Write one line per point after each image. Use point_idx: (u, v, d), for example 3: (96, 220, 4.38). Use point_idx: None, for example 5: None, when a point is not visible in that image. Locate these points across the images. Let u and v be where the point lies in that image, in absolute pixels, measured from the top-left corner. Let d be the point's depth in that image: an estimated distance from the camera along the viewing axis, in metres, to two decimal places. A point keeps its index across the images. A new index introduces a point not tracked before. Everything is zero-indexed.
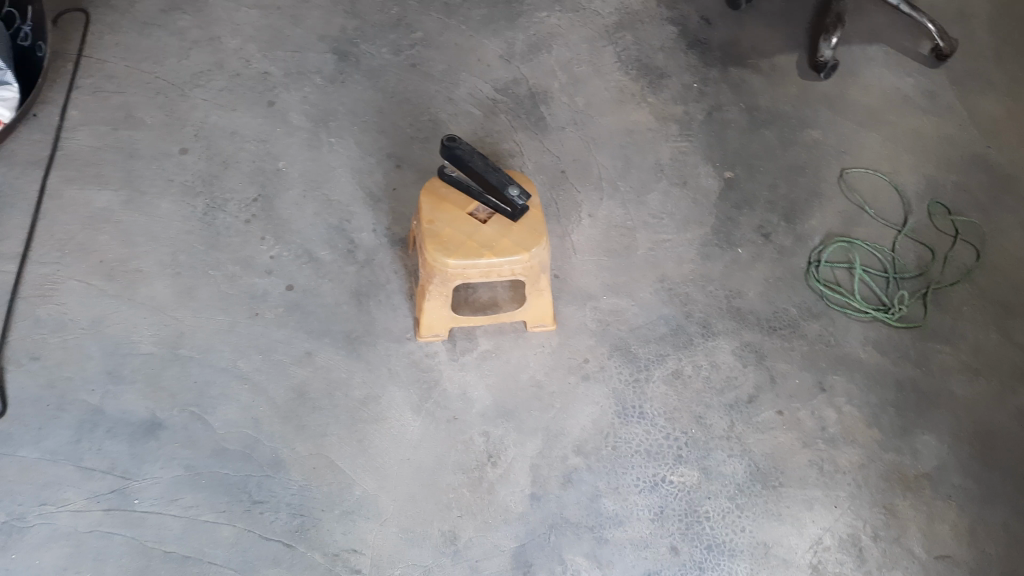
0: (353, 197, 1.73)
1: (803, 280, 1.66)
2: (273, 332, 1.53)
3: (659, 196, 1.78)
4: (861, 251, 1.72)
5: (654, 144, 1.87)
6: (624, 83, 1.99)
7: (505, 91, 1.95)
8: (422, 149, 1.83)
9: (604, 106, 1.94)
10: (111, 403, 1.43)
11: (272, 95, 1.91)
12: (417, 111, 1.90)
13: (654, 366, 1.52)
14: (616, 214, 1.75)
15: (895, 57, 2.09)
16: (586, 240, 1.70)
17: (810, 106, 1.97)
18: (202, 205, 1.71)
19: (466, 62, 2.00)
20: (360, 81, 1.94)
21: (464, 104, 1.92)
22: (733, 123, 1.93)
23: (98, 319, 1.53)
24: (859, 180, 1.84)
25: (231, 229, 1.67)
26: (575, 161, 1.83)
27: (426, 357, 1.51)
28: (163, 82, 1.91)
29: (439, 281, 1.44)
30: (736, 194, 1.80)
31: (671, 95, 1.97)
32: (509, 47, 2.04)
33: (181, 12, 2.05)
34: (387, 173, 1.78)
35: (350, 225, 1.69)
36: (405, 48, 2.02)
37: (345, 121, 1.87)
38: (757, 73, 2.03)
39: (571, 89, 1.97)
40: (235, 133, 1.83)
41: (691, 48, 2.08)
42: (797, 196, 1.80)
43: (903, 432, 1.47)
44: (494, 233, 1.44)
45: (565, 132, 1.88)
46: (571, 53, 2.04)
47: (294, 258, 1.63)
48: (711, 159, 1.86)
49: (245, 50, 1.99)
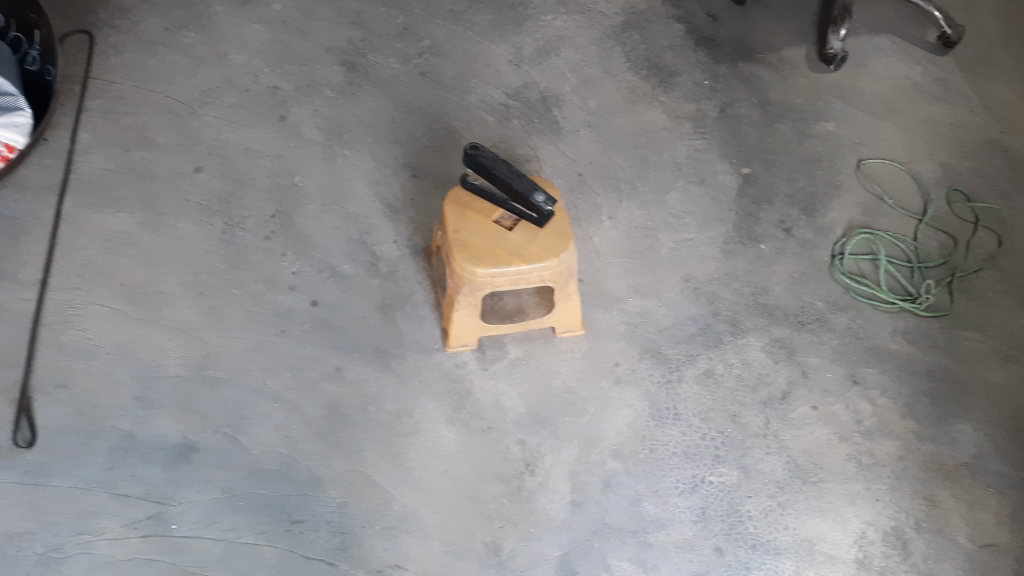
0: (372, 209, 1.72)
1: (828, 273, 1.66)
2: (301, 349, 1.52)
3: (679, 195, 1.78)
4: (884, 241, 1.71)
5: (670, 143, 1.87)
6: (635, 83, 1.99)
7: (516, 96, 1.94)
8: (438, 158, 1.82)
9: (617, 107, 1.93)
10: (142, 428, 1.42)
11: (283, 109, 1.90)
12: (430, 120, 1.89)
13: (686, 367, 1.52)
14: (637, 215, 1.74)
15: (903, 46, 2.09)
16: (608, 243, 1.69)
17: (822, 98, 1.97)
18: (220, 223, 1.69)
19: (476, 68, 1.99)
20: (370, 92, 1.93)
21: (477, 110, 1.91)
22: (747, 118, 1.92)
23: (124, 344, 1.52)
24: (877, 171, 1.83)
25: (252, 246, 1.66)
26: (591, 163, 1.82)
27: (457, 367, 1.50)
28: (172, 101, 1.90)
29: (468, 291, 1.43)
30: (755, 190, 1.79)
31: (683, 93, 1.97)
32: (518, 52, 2.03)
33: (186, 30, 2.04)
34: (404, 183, 1.77)
35: (371, 237, 1.68)
36: (413, 56, 2.01)
37: (358, 133, 1.86)
38: (767, 67, 2.03)
39: (582, 91, 1.96)
40: (248, 149, 1.82)
41: (699, 45, 2.07)
42: (816, 188, 1.80)
43: (938, 421, 1.47)
44: (521, 240, 1.43)
45: (579, 135, 1.87)
46: (580, 55, 2.04)
47: (317, 274, 1.62)
48: (727, 155, 1.85)
49: (253, 65, 1.98)
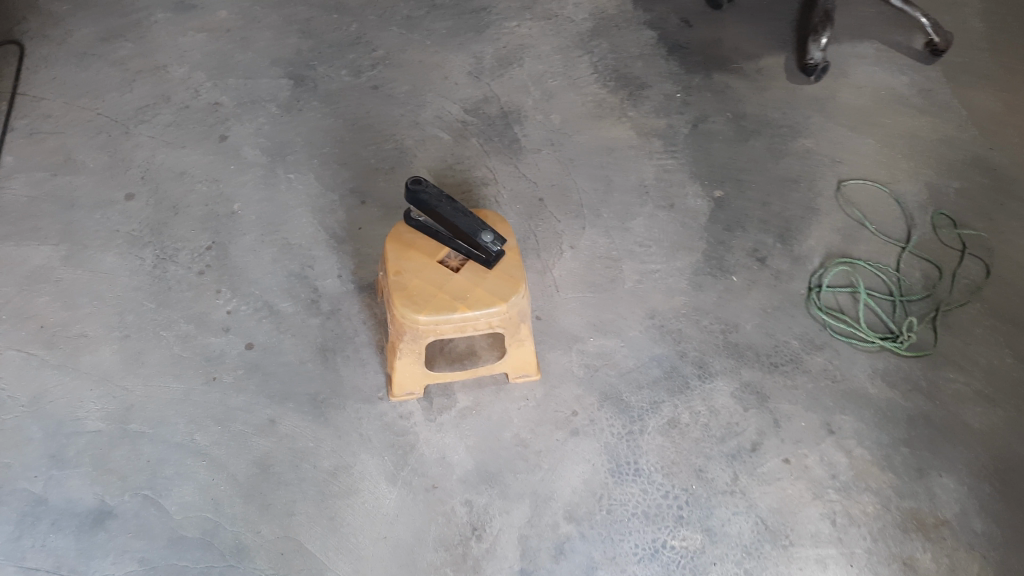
0: (314, 239, 1.60)
1: (802, 308, 1.55)
2: (232, 399, 1.40)
3: (645, 221, 1.66)
4: (864, 272, 1.60)
5: (637, 162, 1.75)
6: (602, 96, 1.86)
7: (474, 111, 1.82)
8: (388, 181, 1.69)
9: (581, 123, 1.81)
10: (55, 491, 1.31)
11: (223, 128, 1.77)
12: (381, 138, 1.76)
13: (648, 416, 1.41)
14: (599, 244, 1.62)
15: (887, 54, 1.97)
16: (568, 276, 1.57)
17: (801, 112, 1.85)
18: (150, 256, 1.57)
19: (432, 81, 1.86)
20: (318, 108, 1.81)
21: (431, 128, 1.78)
22: (720, 134, 1.80)
23: (40, 394, 1.40)
24: (857, 193, 1.72)
25: (183, 282, 1.54)
26: (552, 185, 1.70)
27: (400, 419, 1.39)
28: (104, 119, 1.77)
29: (410, 338, 1.32)
30: (727, 214, 1.67)
31: (653, 107, 1.84)
32: (477, 62, 1.91)
33: (122, 41, 1.92)
34: (350, 210, 1.65)
35: (312, 272, 1.56)
36: (365, 68, 1.88)
37: (302, 154, 1.73)
38: (743, 77, 1.91)
39: (544, 105, 1.84)
40: (184, 173, 1.69)
41: (671, 54, 1.95)
42: (792, 213, 1.68)
43: (918, 474, 1.36)
44: (467, 282, 1.32)
45: (540, 154, 1.75)
46: (544, 65, 1.91)
47: (253, 313, 1.50)
48: (698, 176, 1.73)
49: (193, 79, 1.85)
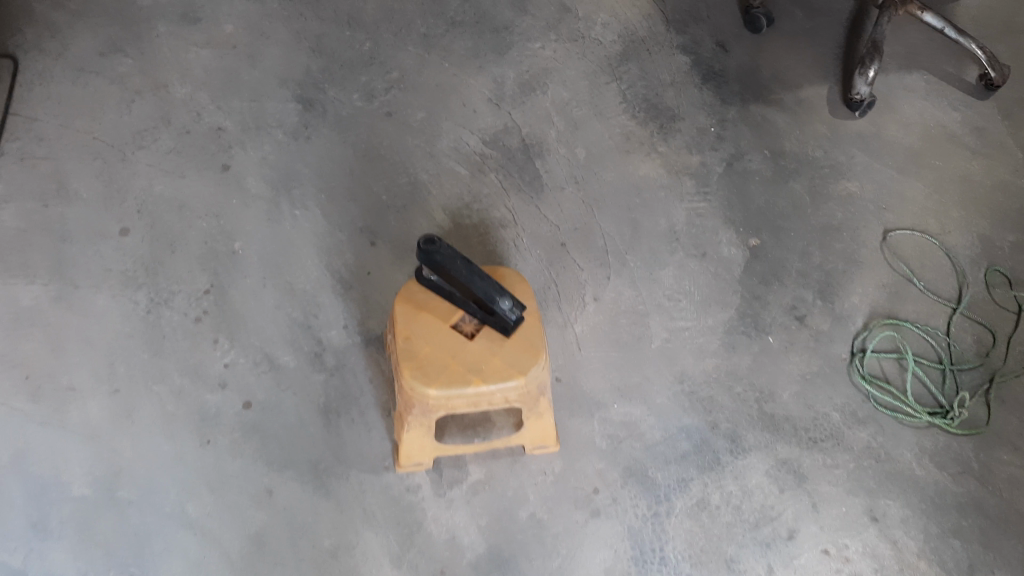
0: (319, 284, 1.49)
1: (844, 375, 1.43)
2: (227, 464, 1.30)
3: (675, 271, 1.54)
4: (912, 335, 1.48)
5: (667, 204, 1.62)
6: (631, 128, 1.74)
7: (494, 143, 1.70)
8: (400, 219, 1.58)
9: (608, 158, 1.69)
10: (36, 565, 1.21)
11: (226, 155, 1.65)
12: (393, 171, 1.64)
13: (676, 496, 1.30)
14: (626, 296, 1.51)
15: (938, 87, 1.83)
16: (591, 332, 1.46)
17: (845, 151, 1.72)
18: (145, 299, 1.46)
19: (450, 107, 1.74)
20: (327, 135, 1.69)
21: (448, 160, 1.66)
22: (759, 174, 1.68)
23: (23, 453, 1.30)
24: (904, 245, 1.59)
25: (179, 330, 1.43)
26: (576, 228, 1.58)
27: (407, 493, 1.29)
28: (101, 144, 1.66)
29: (420, 411, 1.21)
30: (765, 266, 1.55)
31: (685, 142, 1.72)
32: (498, 87, 1.78)
33: (122, 55, 1.79)
34: (359, 251, 1.53)
35: (317, 321, 1.45)
36: (378, 90, 1.76)
37: (309, 186, 1.61)
38: (783, 110, 1.78)
39: (570, 137, 1.72)
40: (183, 206, 1.58)
41: (706, 82, 1.82)
42: (835, 266, 1.56)
43: (967, 571, 1.26)
44: (483, 352, 1.20)
45: (564, 192, 1.63)
46: (569, 93, 1.79)
47: (252, 367, 1.40)
48: (734, 221, 1.61)
49: (196, 100, 1.73)
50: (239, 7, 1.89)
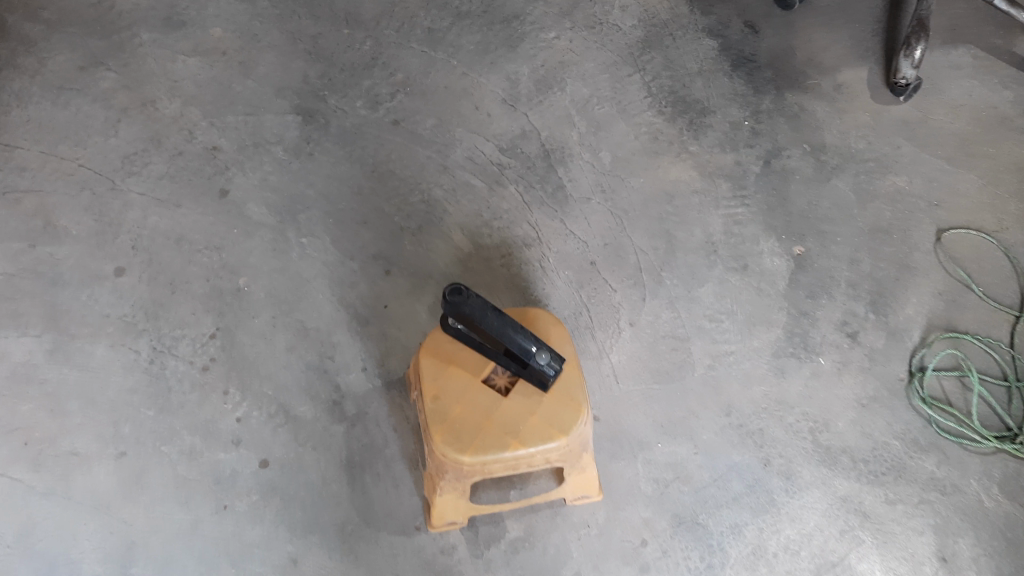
0: (333, 322, 1.38)
1: (903, 399, 1.34)
2: (247, 531, 1.22)
3: (714, 287, 1.43)
4: (974, 350, 1.38)
5: (702, 212, 1.51)
6: (658, 126, 1.61)
7: (511, 151, 1.57)
8: (415, 243, 1.46)
9: (636, 161, 1.56)
10: None
11: (223, 179, 1.53)
12: (405, 188, 1.52)
13: (730, 544, 1.21)
14: (663, 319, 1.40)
15: (987, 63, 1.69)
16: (629, 362, 1.36)
17: (890, 141, 1.59)
18: (147, 347, 1.36)
19: (462, 111, 1.61)
20: (331, 150, 1.56)
21: (463, 173, 1.54)
22: (799, 172, 1.55)
23: (28, 528, 1.22)
24: (961, 246, 1.47)
25: (185, 381, 1.33)
26: (606, 244, 1.47)
27: (442, 555, 1.20)
28: (88, 172, 1.53)
29: (453, 475, 1.12)
30: (811, 277, 1.44)
31: (717, 138, 1.59)
32: (513, 86, 1.65)
33: (105, 69, 1.66)
34: (374, 282, 1.42)
35: (333, 364, 1.35)
36: (383, 97, 1.63)
37: (315, 210, 1.49)
38: (821, 98, 1.64)
39: (592, 139, 1.59)
40: (181, 239, 1.46)
41: (736, 69, 1.68)
42: (886, 273, 1.45)
43: None
44: (518, 409, 1.10)
45: (590, 204, 1.51)
46: (589, 89, 1.65)
47: (266, 419, 1.30)
48: (775, 228, 1.49)
49: (187, 117, 1.60)
50: (227, 9, 1.74)
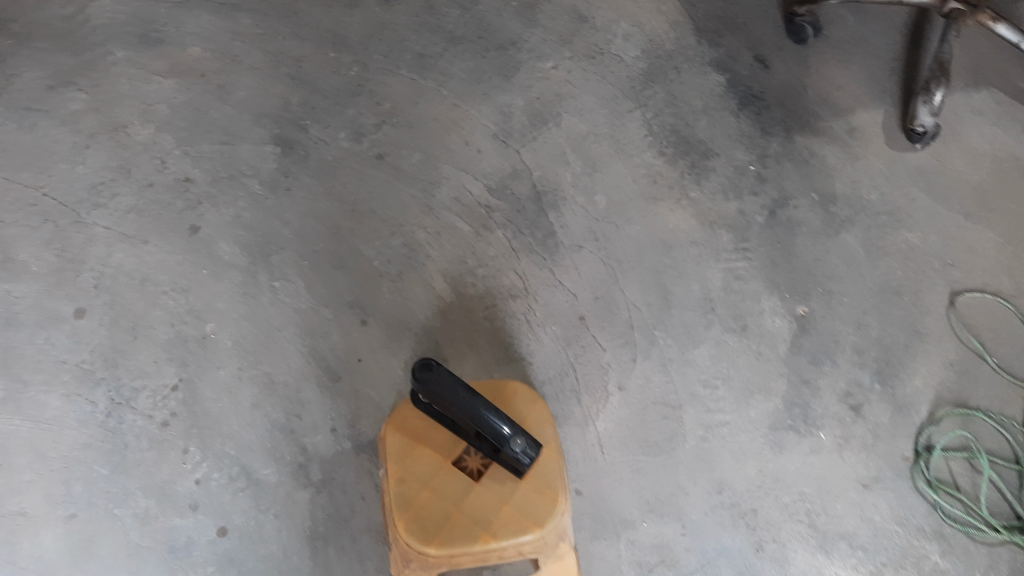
0: (302, 376, 1.30)
1: (907, 481, 1.26)
2: None
3: (710, 349, 1.34)
4: (985, 429, 1.30)
5: (700, 265, 1.41)
6: (658, 168, 1.51)
7: (500, 191, 1.47)
8: (394, 291, 1.37)
9: (632, 206, 1.47)
10: None
11: (194, 214, 1.44)
12: (385, 230, 1.43)
13: None
14: (655, 383, 1.31)
15: (1010, 109, 1.59)
16: (616, 430, 1.27)
17: (904, 192, 1.50)
18: (104, 398, 1.28)
19: (449, 146, 1.51)
20: (309, 185, 1.47)
21: (448, 214, 1.45)
22: (806, 224, 1.46)
23: None
24: (975, 312, 1.39)
25: (142, 438, 1.25)
26: (597, 298, 1.38)
27: None
28: (51, 202, 1.45)
29: (418, 567, 1.02)
30: (814, 341, 1.36)
31: (720, 184, 1.50)
32: (505, 120, 1.55)
33: (74, 88, 1.57)
34: (348, 333, 1.33)
35: (301, 423, 1.26)
36: (368, 128, 1.53)
37: (290, 251, 1.40)
38: (832, 142, 1.55)
39: (587, 181, 1.49)
40: (146, 279, 1.38)
41: (743, 107, 1.58)
42: (894, 339, 1.36)
43: None
44: (491, 497, 1.02)
45: (582, 253, 1.42)
46: (586, 124, 1.56)
47: (227, 483, 1.22)
48: (777, 285, 1.40)
49: (158, 144, 1.51)
50: (206, 26, 1.65)
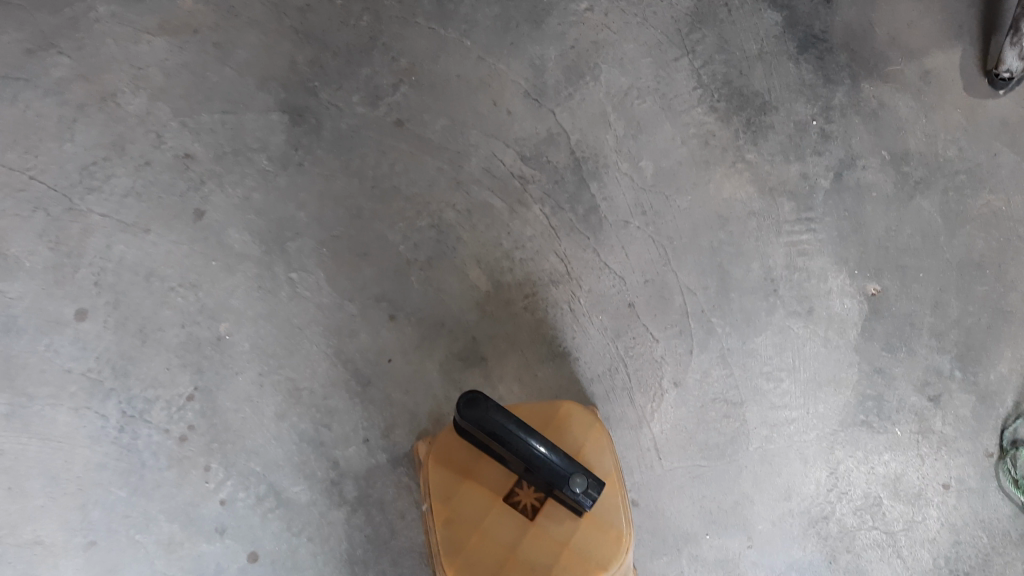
0: (329, 382, 1.20)
1: (992, 481, 1.18)
2: None
3: (774, 338, 1.23)
4: None
5: (761, 240, 1.28)
6: (710, 127, 1.35)
7: (536, 159, 1.32)
8: (424, 281, 1.25)
9: (684, 174, 1.32)
10: None
11: (198, 197, 1.28)
12: (410, 210, 1.29)
13: None
14: (714, 378, 1.21)
15: None
16: (674, 433, 1.18)
17: (985, 146, 1.34)
18: (116, 412, 1.17)
19: (477, 108, 1.34)
20: (323, 160, 1.30)
21: (479, 189, 1.30)
22: (876, 189, 1.31)
23: None
24: None
25: (160, 455, 1.16)
26: (648, 282, 1.25)
27: None
28: (41, 187, 1.27)
29: None
30: (888, 325, 1.24)
31: (780, 144, 1.34)
32: (538, 75, 1.36)
33: (56, 53, 1.33)
34: (377, 332, 1.22)
35: (331, 435, 1.17)
36: (384, 89, 1.34)
37: (307, 237, 1.27)
38: (905, 89, 1.37)
39: (633, 144, 1.33)
40: (151, 275, 1.24)
41: (803, 51, 1.38)
42: (975, 320, 1.25)
43: None
44: (548, 538, 0.93)
45: (629, 230, 1.28)
46: (628, 77, 1.37)
47: (254, 503, 1.14)
48: (846, 260, 1.27)
49: (155, 116, 1.31)
50: None
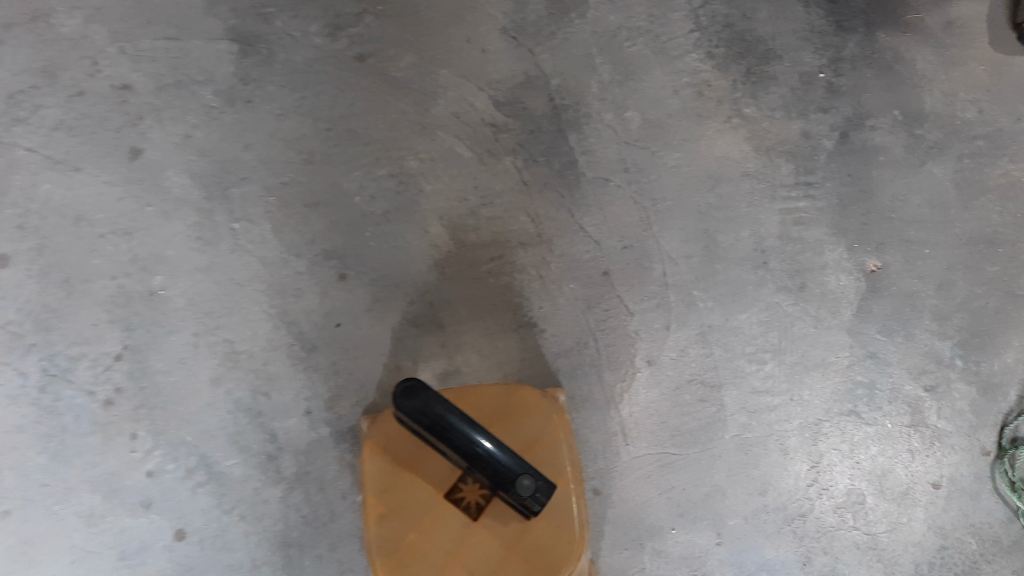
0: (271, 347, 1.09)
1: (988, 483, 1.11)
2: None
3: (760, 315, 1.13)
4: None
5: (753, 207, 1.16)
6: (706, 76, 1.20)
7: (511, 105, 1.17)
8: (379, 237, 1.13)
9: (675, 129, 1.18)
10: None
11: (135, 133, 1.13)
12: (368, 156, 1.15)
13: None
14: (692, 358, 1.11)
15: None
16: (644, 416, 1.10)
17: (1007, 110, 1.20)
18: (37, 370, 1.07)
19: (448, 44, 1.18)
20: (275, 97, 1.15)
21: (446, 135, 1.16)
22: (886, 152, 1.18)
23: None
24: None
25: (83, 419, 1.06)
26: (626, 248, 1.14)
27: None
28: None
29: None
30: (886, 306, 1.14)
31: (782, 97, 1.19)
32: (518, 10, 1.20)
33: None
34: (326, 292, 1.12)
35: (270, 405, 1.08)
36: (346, 18, 1.18)
37: (253, 183, 1.13)
38: (926, 40, 1.21)
39: (619, 92, 1.19)
40: (80, 219, 1.11)
41: None
42: (982, 304, 1.15)
43: None
44: (491, 543, 0.84)
45: (608, 189, 1.16)
46: (619, 15, 1.21)
47: (184, 476, 1.06)
48: (846, 232, 1.15)
49: (87, 38, 1.15)
50: None
